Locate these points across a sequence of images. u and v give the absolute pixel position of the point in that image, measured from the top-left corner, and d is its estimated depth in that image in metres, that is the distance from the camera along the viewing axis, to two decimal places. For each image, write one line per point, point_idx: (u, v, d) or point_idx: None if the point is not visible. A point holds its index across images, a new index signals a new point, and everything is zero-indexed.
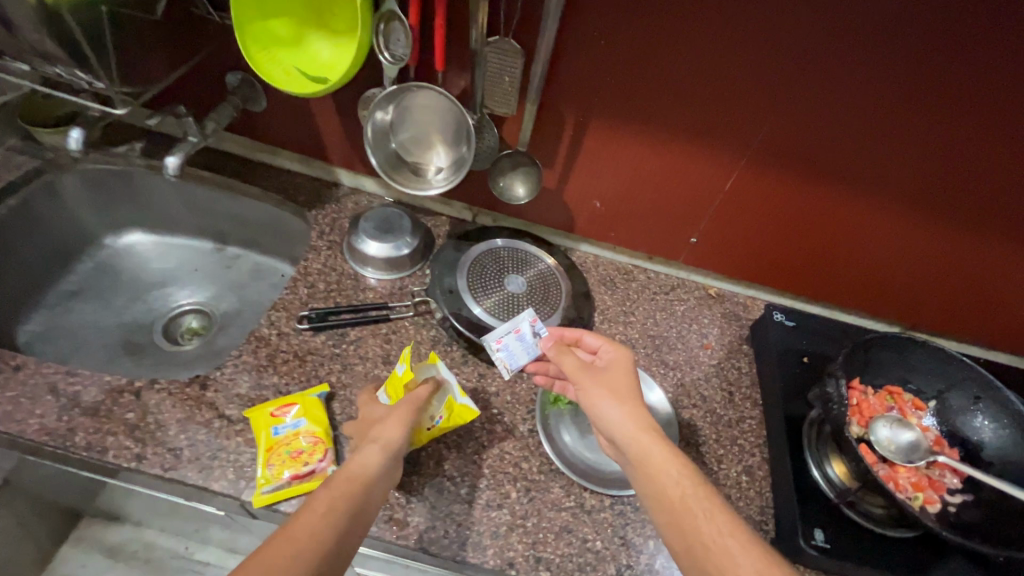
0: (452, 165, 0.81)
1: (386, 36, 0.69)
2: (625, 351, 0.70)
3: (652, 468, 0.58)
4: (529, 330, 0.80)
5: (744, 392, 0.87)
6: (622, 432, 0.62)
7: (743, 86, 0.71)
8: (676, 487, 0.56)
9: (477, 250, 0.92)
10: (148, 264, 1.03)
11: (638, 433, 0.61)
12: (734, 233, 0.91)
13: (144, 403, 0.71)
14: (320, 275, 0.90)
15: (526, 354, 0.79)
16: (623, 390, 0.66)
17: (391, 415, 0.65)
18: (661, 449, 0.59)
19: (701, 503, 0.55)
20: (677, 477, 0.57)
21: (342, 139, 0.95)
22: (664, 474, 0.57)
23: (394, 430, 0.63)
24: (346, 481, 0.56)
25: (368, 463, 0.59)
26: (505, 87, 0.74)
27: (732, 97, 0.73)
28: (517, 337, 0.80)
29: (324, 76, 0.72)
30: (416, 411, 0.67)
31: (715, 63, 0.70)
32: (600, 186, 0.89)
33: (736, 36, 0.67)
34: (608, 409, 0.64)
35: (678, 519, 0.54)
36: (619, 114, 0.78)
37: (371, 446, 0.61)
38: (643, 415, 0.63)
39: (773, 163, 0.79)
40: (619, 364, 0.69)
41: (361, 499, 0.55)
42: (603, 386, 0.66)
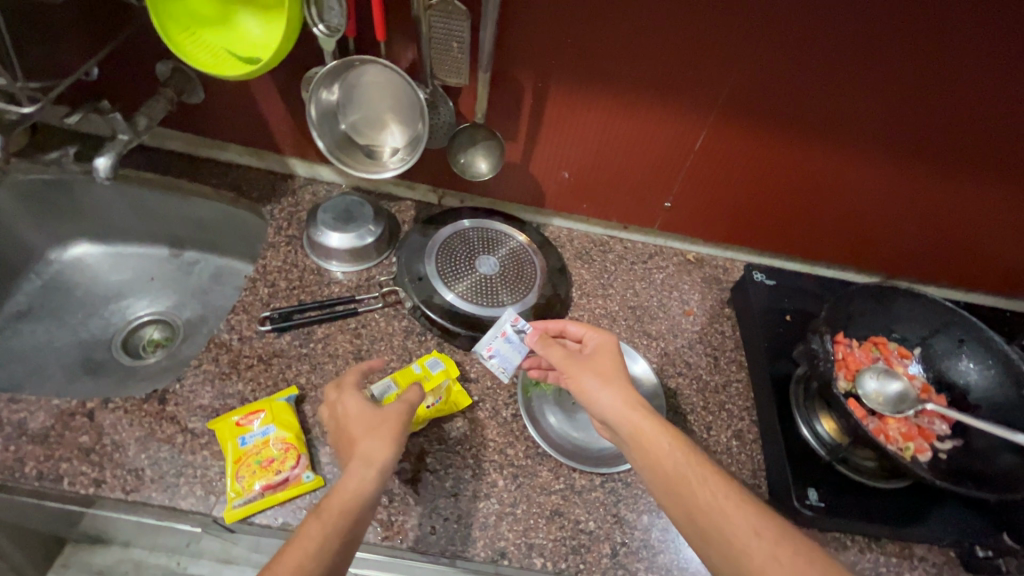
0: (408, 144, 0.76)
1: (318, 5, 0.63)
2: (608, 335, 0.68)
3: (647, 445, 0.56)
4: (516, 330, 0.74)
5: (728, 355, 0.86)
6: (611, 412, 0.59)
7: (708, 37, 0.67)
8: (668, 458, 0.54)
9: (444, 233, 0.88)
10: (100, 277, 0.96)
11: (630, 409, 0.59)
12: (709, 195, 0.89)
13: (98, 424, 0.67)
14: (281, 272, 0.85)
15: (518, 354, 0.74)
16: (609, 369, 0.63)
17: (382, 429, 0.59)
18: (649, 421, 0.57)
19: (695, 471, 0.53)
20: (669, 449, 0.55)
21: (291, 126, 0.89)
22: (656, 447, 0.55)
23: (384, 448, 0.57)
24: (337, 516, 0.52)
25: (360, 488, 0.54)
26: (454, 54, 0.69)
27: (695, 51, 0.69)
28: (506, 339, 0.74)
29: (256, 57, 0.66)
30: (405, 429, 0.61)
31: (676, 15, 0.66)
32: (567, 156, 0.85)
33: None
34: (596, 391, 0.61)
35: (674, 488, 0.53)
36: (579, 77, 0.74)
37: (360, 467, 0.55)
38: (631, 391, 0.60)
39: (740, 118, 0.76)
40: (607, 353, 0.65)
41: (352, 530, 0.52)
42: (591, 369, 0.63)
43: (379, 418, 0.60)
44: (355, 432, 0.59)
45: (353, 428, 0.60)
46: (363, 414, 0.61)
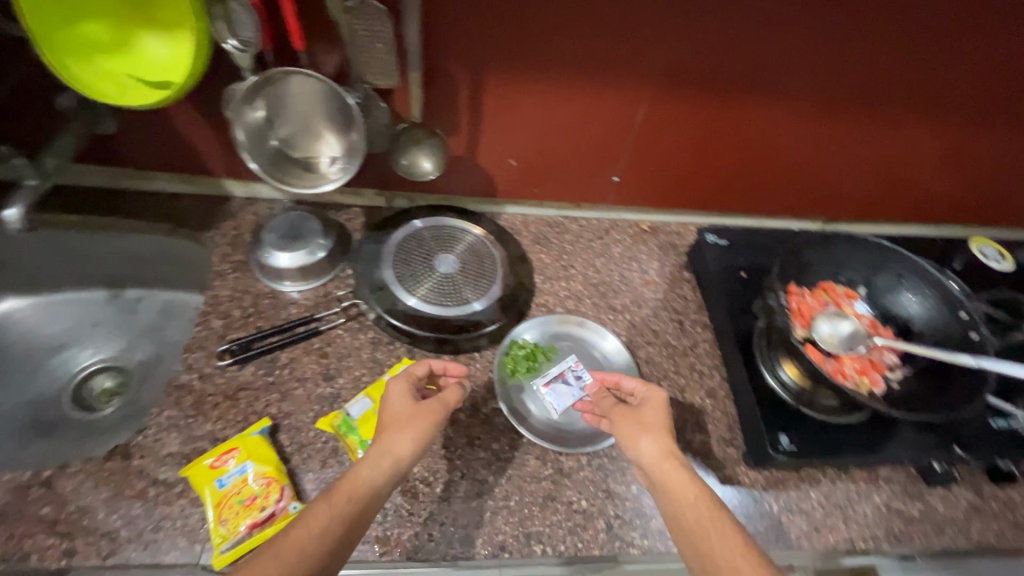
0: (346, 153, 0.73)
1: (228, 18, 0.59)
2: (658, 391, 0.67)
3: (675, 495, 0.56)
4: (576, 373, 0.78)
5: (692, 317, 0.88)
6: (647, 462, 0.60)
7: (640, 9, 0.67)
8: (690, 508, 0.54)
9: (397, 237, 0.86)
10: (32, 329, 0.86)
11: (665, 460, 0.59)
12: (657, 163, 0.90)
13: (60, 491, 0.63)
14: (233, 301, 0.81)
15: (574, 397, 0.76)
16: (651, 422, 0.63)
17: (411, 423, 0.61)
18: (680, 475, 0.57)
19: (716, 524, 0.53)
20: (693, 500, 0.55)
21: (218, 145, 0.84)
22: (683, 499, 0.55)
23: (407, 443, 0.59)
24: (346, 500, 0.53)
25: (373, 479, 0.56)
26: (380, 55, 0.65)
27: (626, 24, 0.69)
28: (564, 381, 0.77)
29: (164, 81, 0.61)
30: (436, 426, 0.62)
31: None
32: (512, 143, 0.84)
33: None
34: (634, 439, 0.62)
35: (693, 540, 0.52)
36: (516, 63, 0.72)
37: (378, 457, 0.57)
38: (671, 444, 0.61)
39: (677, 86, 0.77)
40: (657, 408, 0.65)
41: (357, 520, 0.53)
42: (632, 420, 0.64)
43: (413, 411, 0.62)
44: (385, 424, 0.61)
45: (385, 419, 0.62)
46: (403, 400, 0.63)
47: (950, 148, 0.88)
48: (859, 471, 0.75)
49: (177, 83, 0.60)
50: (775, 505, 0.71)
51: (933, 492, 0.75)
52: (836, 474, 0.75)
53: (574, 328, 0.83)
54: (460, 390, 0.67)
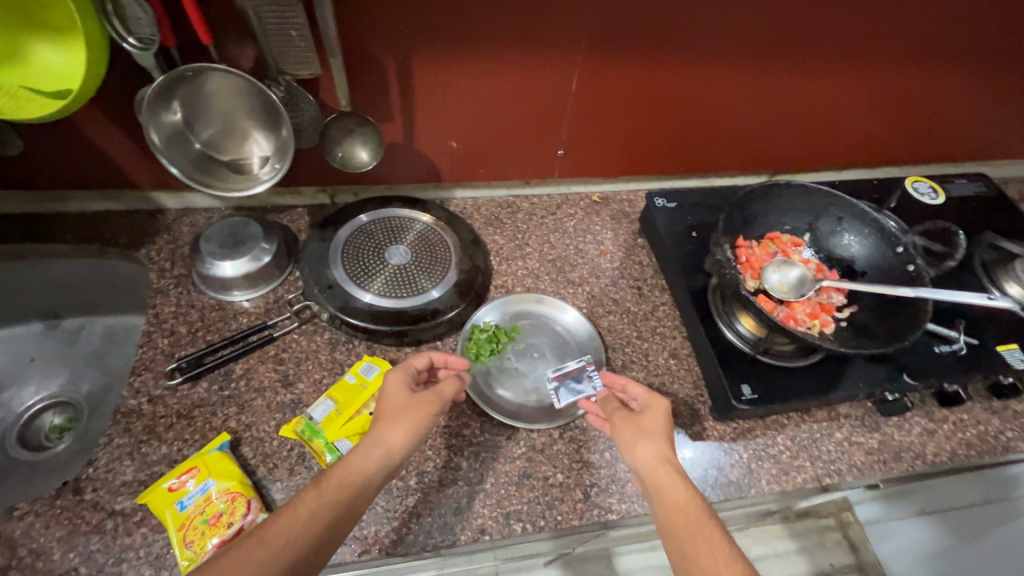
0: (277, 151, 0.70)
1: (121, 15, 0.55)
2: (662, 399, 0.64)
3: (666, 499, 0.54)
4: (585, 377, 0.75)
5: (650, 282, 0.89)
6: (644, 465, 0.58)
7: None
8: (680, 515, 0.52)
9: (344, 233, 0.83)
10: None
11: (659, 467, 0.57)
12: (602, 132, 0.90)
13: (7, 537, 0.60)
14: (178, 317, 0.78)
15: (581, 394, 0.73)
16: (651, 428, 0.61)
17: (404, 414, 0.59)
18: (674, 482, 0.55)
19: (703, 532, 0.51)
20: (682, 507, 0.53)
21: (140, 155, 0.80)
22: (675, 505, 0.53)
23: (400, 434, 0.57)
24: (337, 488, 0.52)
25: (364, 469, 0.54)
26: (297, 43, 0.62)
27: None
28: (574, 378, 0.75)
29: (61, 90, 0.57)
30: (430, 420, 0.60)
31: None
32: (451, 125, 0.82)
33: None
34: (632, 443, 0.60)
35: (679, 544, 0.51)
36: (446, 39, 0.70)
37: (371, 446, 0.56)
38: (669, 451, 0.59)
39: (610, 51, 0.76)
40: (658, 414, 0.62)
41: (345, 513, 0.51)
42: (631, 425, 0.62)
43: (409, 399, 0.61)
44: (380, 414, 0.60)
45: (380, 409, 0.60)
46: (399, 391, 0.62)
47: (882, 90, 0.90)
48: (820, 411, 0.78)
49: (75, 92, 0.56)
50: (744, 453, 0.73)
51: (889, 421, 0.78)
52: (798, 416, 0.77)
53: (536, 306, 0.83)
54: (457, 384, 0.65)
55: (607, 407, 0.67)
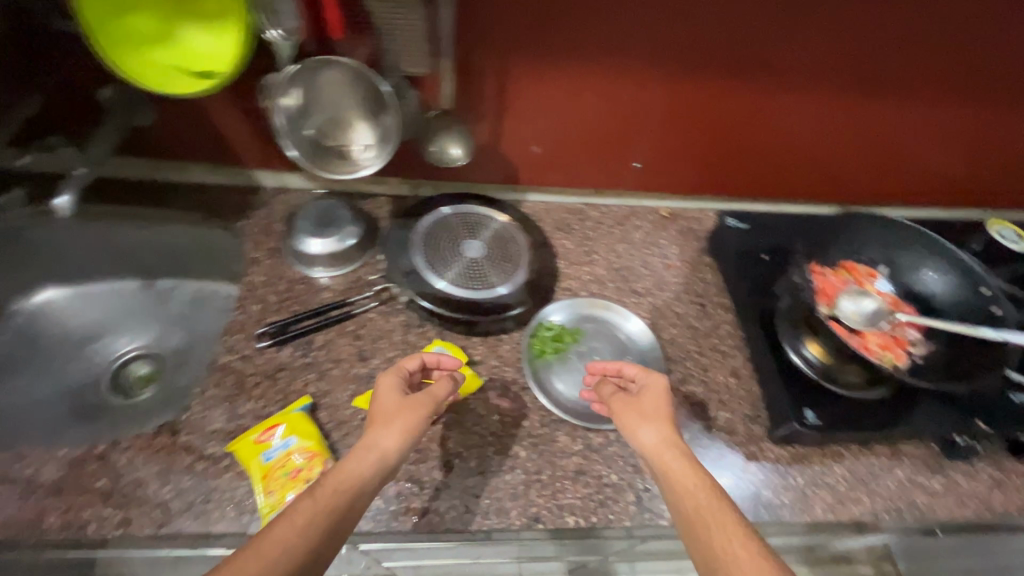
0: (380, 139, 0.75)
1: (270, 8, 0.60)
2: (660, 378, 0.66)
3: (675, 482, 0.54)
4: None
5: (714, 300, 0.90)
6: (648, 447, 0.59)
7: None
8: (690, 497, 0.52)
9: (426, 223, 0.88)
10: (68, 320, 0.91)
11: (666, 449, 0.58)
12: (680, 149, 0.91)
13: (113, 465, 0.66)
14: (268, 286, 0.84)
15: None
16: (651, 411, 0.62)
17: (399, 417, 0.61)
18: (682, 462, 0.56)
19: (717, 515, 0.50)
20: (693, 490, 0.53)
21: (251, 135, 0.87)
22: (683, 485, 0.54)
23: (394, 438, 0.59)
24: (332, 494, 0.51)
25: (358, 475, 0.54)
26: (414, 43, 0.67)
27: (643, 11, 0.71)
28: None
29: (207, 71, 0.63)
30: (424, 422, 0.62)
31: None
32: (536, 130, 0.86)
33: None
34: (637, 429, 0.61)
35: (693, 530, 0.50)
36: (543, 50, 0.75)
37: (365, 451, 0.57)
38: (671, 430, 0.60)
39: (694, 70, 0.78)
40: (657, 395, 0.64)
41: (344, 518, 0.51)
42: (633, 409, 0.63)
43: (402, 406, 0.62)
44: (373, 418, 0.61)
45: (374, 414, 0.62)
46: (393, 393, 0.64)
47: (970, 129, 0.89)
48: (881, 447, 0.77)
49: (224, 74, 0.62)
50: (800, 479, 0.73)
51: (955, 466, 0.76)
52: (859, 449, 0.76)
53: (598, 311, 0.85)
54: (451, 385, 0.67)
55: (604, 391, 0.68)
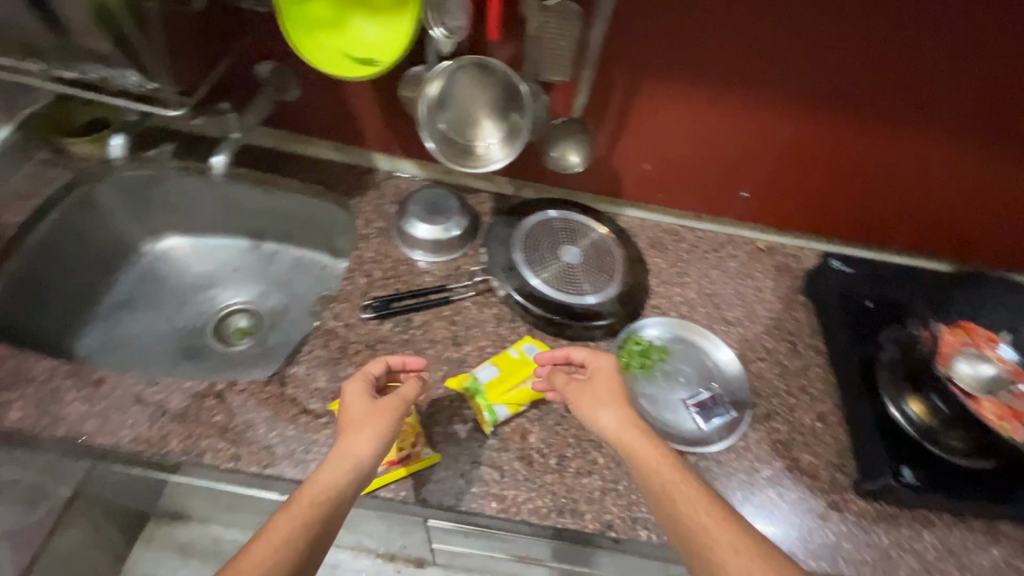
0: (506, 137, 0.79)
1: (439, 7, 0.67)
2: (607, 359, 0.70)
3: (641, 462, 0.59)
4: (714, 417, 0.78)
5: (806, 341, 0.88)
6: (609, 431, 0.63)
7: (788, 27, 0.71)
8: (657, 477, 0.57)
9: (529, 223, 0.91)
10: (188, 268, 1.04)
11: (627, 431, 0.62)
12: (791, 184, 0.90)
13: (228, 404, 0.72)
14: (375, 262, 0.89)
15: (702, 424, 0.78)
16: (604, 396, 0.66)
17: (369, 421, 0.63)
18: (643, 441, 0.61)
19: (689, 491, 0.56)
20: (658, 467, 0.58)
21: (379, 120, 0.92)
22: (651, 463, 0.59)
23: (366, 443, 0.61)
24: (309, 506, 0.55)
25: (334, 482, 0.57)
26: (561, 51, 0.70)
27: (775, 42, 0.72)
28: (699, 409, 0.79)
29: (370, 58, 0.68)
30: (396, 423, 0.64)
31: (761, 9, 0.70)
32: (650, 147, 0.88)
33: None
34: (596, 414, 0.65)
35: (664, 505, 0.56)
36: (673, 71, 0.77)
37: (339, 461, 0.59)
38: (628, 411, 0.65)
39: (818, 106, 0.79)
40: (608, 377, 0.68)
41: (325, 523, 0.54)
42: (588, 395, 0.66)
43: (371, 413, 0.64)
44: (345, 425, 0.64)
45: (344, 420, 0.64)
46: (363, 399, 0.66)
47: None
48: (977, 521, 0.73)
49: (387, 62, 0.67)
50: (885, 538, 0.70)
51: None
52: (951, 519, 0.72)
53: (687, 334, 0.85)
54: (417, 386, 0.68)
55: (557, 380, 0.70)
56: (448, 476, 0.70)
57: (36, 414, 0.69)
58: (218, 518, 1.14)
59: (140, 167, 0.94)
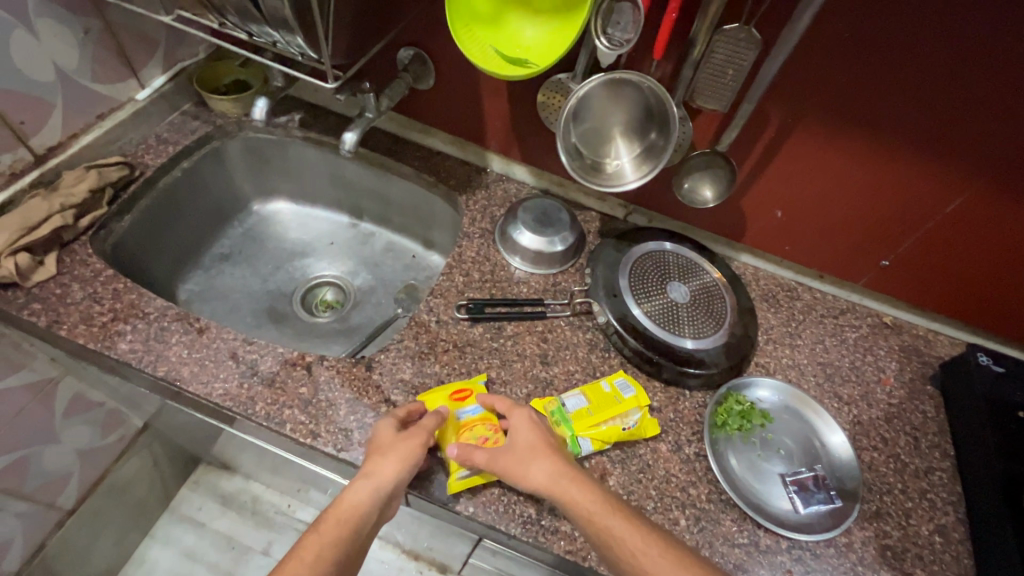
0: (638, 159, 0.75)
1: (607, 16, 0.64)
2: (521, 409, 0.66)
3: (575, 510, 0.57)
4: (815, 502, 0.70)
5: (931, 439, 0.78)
6: (539, 486, 0.59)
7: (984, 97, 0.62)
8: (594, 520, 0.56)
9: (640, 251, 0.86)
10: (287, 233, 1.07)
11: (557, 483, 0.59)
12: (938, 263, 0.81)
13: (315, 378, 0.72)
14: (475, 263, 0.87)
15: (801, 505, 0.70)
16: (529, 449, 0.62)
17: (394, 445, 0.62)
18: (575, 489, 0.59)
19: (630, 533, 0.56)
20: (593, 511, 0.57)
21: (505, 123, 0.90)
22: (588, 506, 0.57)
23: (390, 465, 0.60)
24: (334, 526, 0.57)
25: (357, 503, 0.58)
26: (726, 81, 0.67)
27: (963, 111, 0.64)
28: (799, 486, 0.71)
29: (522, 59, 0.66)
30: (421, 448, 0.62)
31: (957, 73, 0.62)
32: (788, 194, 0.81)
33: (983, 45, 0.59)
34: (525, 470, 0.60)
35: (613, 550, 0.55)
36: (832, 122, 0.71)
37: (362, 481, 0.60)
38: (555, 459, 0.61)
39: (998, 185, 0.69)
40: (526, 425, 0.64)
41: (347, 544, 0.56)
42: (511, 455, 0.62)
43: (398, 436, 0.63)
44: (371, 447, 0.63)
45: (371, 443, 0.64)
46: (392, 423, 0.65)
47: None
48: None
49: (539, 64, 0.65)
50: None
51: None
52: None
53: (798, 405, 0.77)
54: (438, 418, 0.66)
55: (478, 458, 0.62)
56: (519, 502, 0.66)
57: (142, 349, 0.72)
58: (263, 477, 1.16)
59: (270, 132, 0.98)
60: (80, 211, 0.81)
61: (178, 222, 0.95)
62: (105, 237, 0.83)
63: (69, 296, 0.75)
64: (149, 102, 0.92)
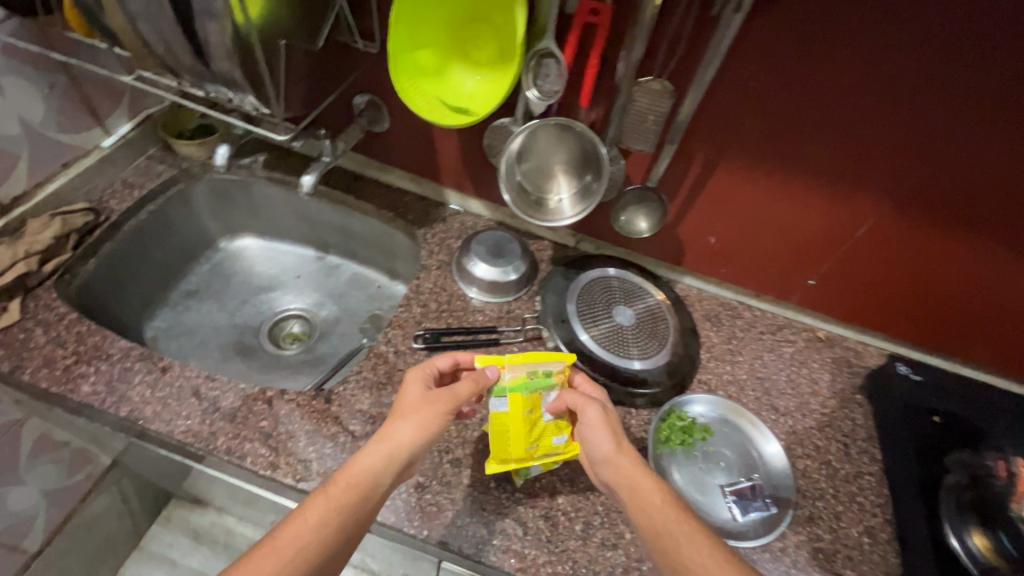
0: (577, 194, 0.81)
1: (536, 71, 0.71)
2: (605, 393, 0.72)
3: (641, 502, 0.60)
4: (752, 510, 0.75)
5: (860, 445, 0.83)
6: (615, 467, 0.63)
7: (871, 135, 0.70)
8: (659, 512, 0.59)
9: (587, 278, 0.92)
10: (254, 268, 1.11)
11: (635, 471, 0.62)
12: (859, 280, 0.88)
13: (275, 412, 0.75)
14: (432, 294, 0.91)
15: (735, 515, 0.74)
16: (619, 430, 0.66)
17: (420, 410, 0.64)
18: (645, 478, 0.62)
19: (682, 529, 0.58)
20: (659, 505, 0.60)
21: (457, 161, 0.96)
22: (649, 501, 0.60)
23: (410, 433, 0.62)
24: (344, 491, 0.58)
25: (369, 470, 0.60)
26: (647, 125, 0.74)
27: (855, 146, 0.72)
28: (738, 497, 0.76)
29: (466, 108, 0.72)
30: (442, 417, 0.64)
31: (845, 115, 0.70)
32: (720, 222, 0.88)
33: (863, 91, 0.67)
34: (609, 445, 0.64)
35: (664, 544, 0.57)
36: (747, 158, 0.78)
37: (380, 445, 0.61)
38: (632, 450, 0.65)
39: (898, 209, 0.76)
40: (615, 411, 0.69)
41: (355, 512, 0.57)
42: (610, 424, 0.66)
43: (428, 398, 0.65)
44: (395, 411, 0.65)
45: (399, 405, 0.66)
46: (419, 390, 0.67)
47: None
48: None
49: (481, 112, 0.71)
50: None
51: None
52: None
53: (734, 417, 0.83)
54: (475, 385, 0.66)
55: (575, 399, 0.68)
56: (472, 522, 0.69)
57: (104, 391, 0.74)
58: (233, 508, 1.17)
59: (234, 173, 1.02)
60: (46, 257, 0.83)
61: (144, 262, 0.98)
62: (71, 281, 0.86)
63: (33, 341, 0.78)
64: (114, 149, 0.95)
